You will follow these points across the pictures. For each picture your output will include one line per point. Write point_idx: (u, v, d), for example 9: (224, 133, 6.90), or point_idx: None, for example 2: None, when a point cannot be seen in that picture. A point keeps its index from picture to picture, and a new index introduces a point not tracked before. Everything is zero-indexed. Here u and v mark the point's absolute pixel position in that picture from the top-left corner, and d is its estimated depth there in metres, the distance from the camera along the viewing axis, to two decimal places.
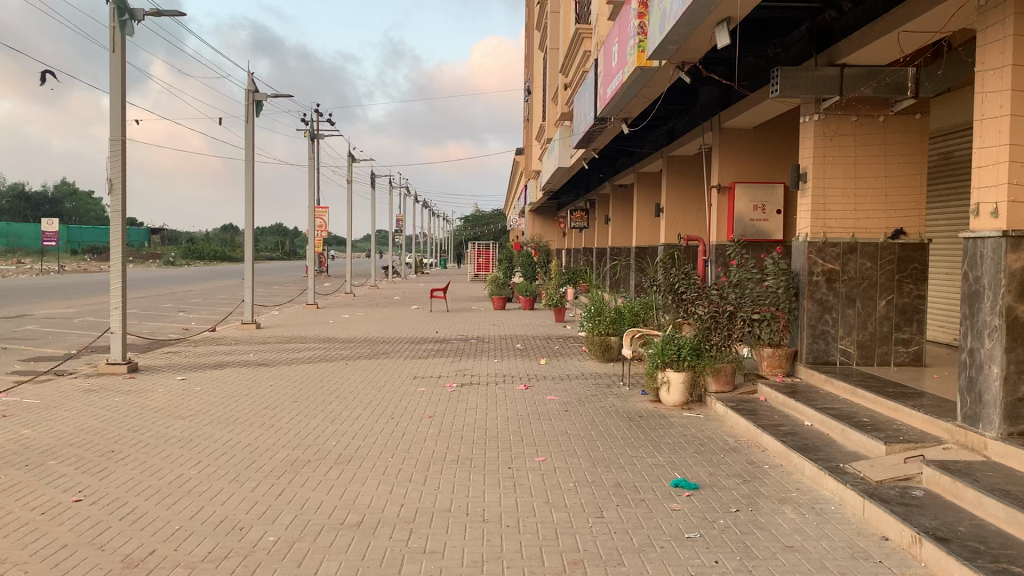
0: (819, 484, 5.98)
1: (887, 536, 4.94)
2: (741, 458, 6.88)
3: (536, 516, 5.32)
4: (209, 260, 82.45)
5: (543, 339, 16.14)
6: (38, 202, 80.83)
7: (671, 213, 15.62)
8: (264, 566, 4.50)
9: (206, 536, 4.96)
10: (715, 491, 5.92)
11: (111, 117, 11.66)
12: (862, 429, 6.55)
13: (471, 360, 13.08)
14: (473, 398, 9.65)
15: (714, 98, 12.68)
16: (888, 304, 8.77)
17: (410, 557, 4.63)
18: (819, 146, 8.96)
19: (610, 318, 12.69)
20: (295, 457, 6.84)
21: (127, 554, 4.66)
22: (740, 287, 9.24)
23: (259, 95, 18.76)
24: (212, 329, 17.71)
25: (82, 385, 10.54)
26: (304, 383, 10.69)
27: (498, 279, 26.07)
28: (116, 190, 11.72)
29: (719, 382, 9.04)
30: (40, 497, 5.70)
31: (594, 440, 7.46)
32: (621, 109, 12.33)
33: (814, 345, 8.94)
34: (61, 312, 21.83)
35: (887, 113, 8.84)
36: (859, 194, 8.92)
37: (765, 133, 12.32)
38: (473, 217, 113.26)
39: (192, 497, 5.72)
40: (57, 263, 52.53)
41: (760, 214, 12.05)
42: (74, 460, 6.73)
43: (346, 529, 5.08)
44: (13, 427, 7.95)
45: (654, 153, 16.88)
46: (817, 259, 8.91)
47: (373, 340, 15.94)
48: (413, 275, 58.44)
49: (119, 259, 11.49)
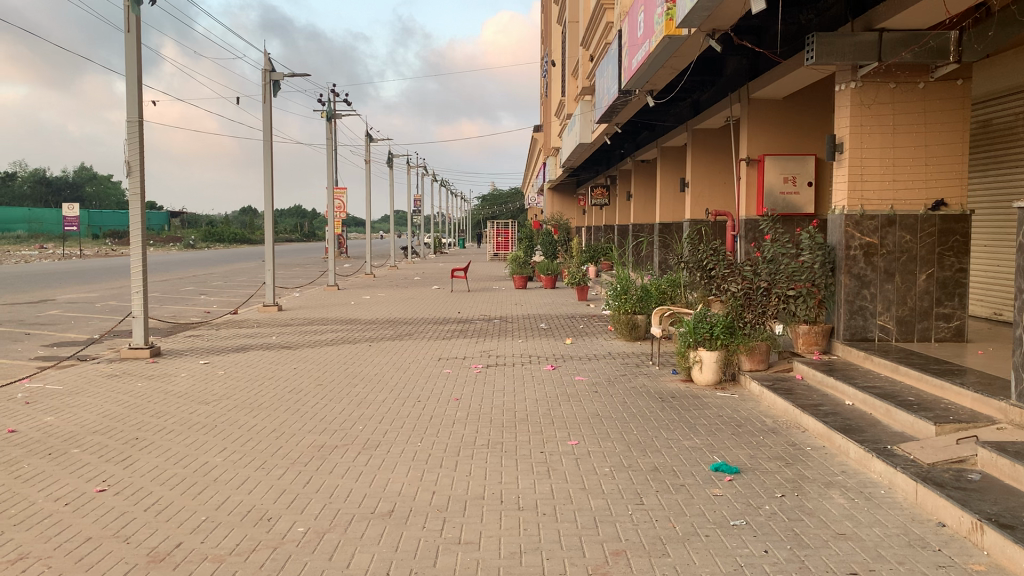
0: (865, 467, 5.75)
1: (943, 523, 4.70)
2: (781, 439, 6.64)
3: (573, 503, 5.12)
4: (229, 242, 82.56)
5: (566, 318, 15.93)
6: (59, 187, 81.05)
7: (698, 188, 15.36)
8: (294, 559, 4.33)
9: (234, 527, 4.80)
10: (758, 475, 5.69)
11: (128, 99, 11.48)
12: (908, 409, 6.31)
13: (495, 340, 12.90)
14: (500, 380, 9.46)
15: (743, 68, 12.33)
16: (929, 278, 8.46)
17: (445, 548, 4.45)
18: (856, 115, 8.62)
19: (637, 297, 12.39)
20: (321, 442, 6.68)
21: (152, 547, 4.51)
22: (774, 264, 9.08)
23: (276, 74, 18.55)
24: (234, 312, 17.64)
25: (105, 370, 10.43)
26: (328, 366, 10.54)
27: (520, 257, 25.60)
28: (135, 173, 11.55)
29: (753, 360, 8.83)
30: (64, 487, 5.57)
31: (627, 422, 7.26)
32: (646, 81, 12.01)
33: (851, 321, 8.65)
34: (83, 297, 21.86)
35: (927, 79, 8.49)
36: (898, 166, 8.59)
37: (796, 103, 12.01)
38: (490, 197, 112.76)
39: (218, 486, 5.56)
40: (78, 248, 52.91)
41: (791, 186, 11.80)
42: (97, 448, 6.60)
43: (377, 518, 4.90)
44: (36, 415, 7.85)
45: (678, 127, 16.56)
46: (854, 232, 8.61)
47: (396, 321, 15.81)
48: (433, 255, 58.41)
49: (139, 243, 11.37)
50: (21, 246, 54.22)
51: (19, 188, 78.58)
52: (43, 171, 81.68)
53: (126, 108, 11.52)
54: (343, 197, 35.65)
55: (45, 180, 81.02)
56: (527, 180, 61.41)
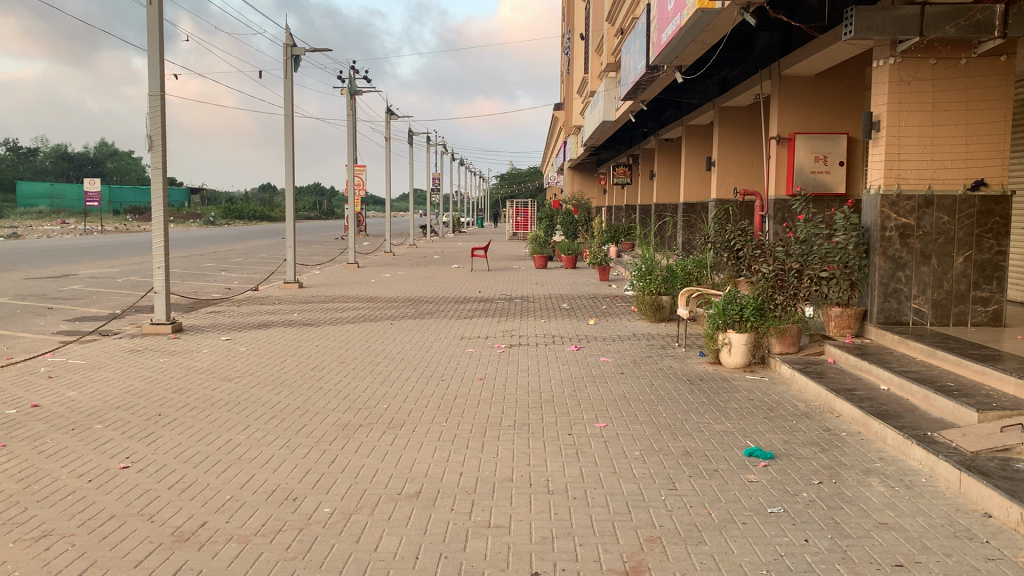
0: (904, 454, 5.58)
1: (990, 514, 4.53)
2: (814, 424, 6.47)
3: (604, 488, 4.99)
4: (249, 219, 82.83)
5: (589, 298, 15.75)
6: (81, 163, 81.51)
7: (724, 168, 15.14)
8: (321, 541, 4.23)
9: (259, 507, 4.71)
10: (793, 461, 5.53)
11: (150, 72, 11.36)
12: (947, 394, 6.13)
13: (517, 320, 12.75)
14: (524, 359, 9.34)
15: (775, 44, 12.05)
16: (967, 260, 8.23)
17: (475, 532, 4.34)
18: (895, 91, 8.35)
19: (662, 277, 12.14)
20: (346, 421, 6.58)
21: (176, 526, 4.43)
22: (807, 245, 8.90)
23: (297, 49, 18.39)
24: (254, 289, 17.57)
25: (127, 345, 10.38)
26: (351, 343, 10.47)
27: (540, 238, 25.39)
28: (156, 147, 11.45)
29: (783, 343, 8.64)
30: (87, 464, 5.50)
31: (656, 405, 7.11)
32: (676, 56, 11.76)
33: (885, 304, 8.45)
34: (105, 272, 21.90)
35: (969, 55, 8.21)
36: (937, 144, 8.33)
37: (828, 81, 11.74)
38: (508, 176, 112.36)
39: (243, 464, 5.48)
40: (100, 223, 53.13)
41: (822, 166, 11.59)
42: (120, 424, 6.53)
43: (404, 499, 4.81)
44: (59, 389, 7.82)
45: (705, 105, 16.30)
46: (890, 213, 8.37)
47: (417, 299, 15.73)
48: (452, 234, 58.39)
49: (161, 218, 11.30)
50: (42, 221, 54.60)
51: (41, 163, 79.05)
52: (65, 147, 81.98)
53: (148, 81, 11.39)
54: (362, 174, 35.59)
55: (66, 156, 81.58)
56: (547, 158, 61.12)
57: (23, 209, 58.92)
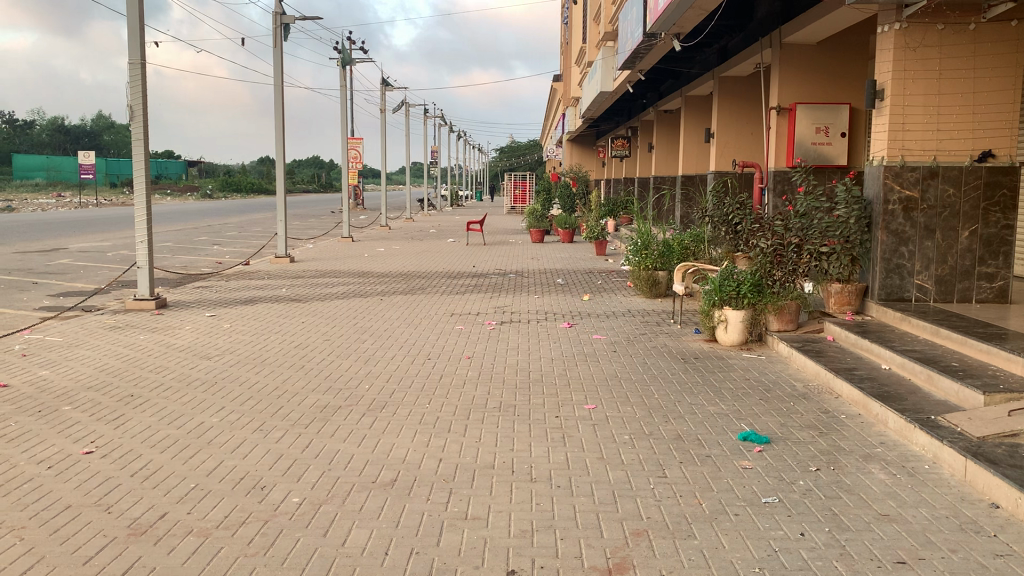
0: (906, 438, 5.33)
1: (997, 504, 4.27)
2: (813, 406, 6.21)
3: (590, 475, 4.73)
4: (246, 192, 82.18)
5: (584, 273, 15.47)
6: (78, 135, 81.02)
7: (724, 138, 14.81)
8: (285, 535, 3.97)
9: (224, 496, 4.45)
10: (790, 446, 5.28)
11: (130, 39, 10.98)
12: (953, 375, 5.86)
13: (510, 295, 12.46)
14: (515, 337, 9.06)
15: (776, 10, 11.63)
16: (972, 235, 7.94)
17: (450, 525, 4.08)
18: (899, 58, 7.97)
19: (658, 252, 11.87)
20: (325, 403, 6.32)
21: (134, 518, 4.17)
22: (807, 219, 8.60)
23: (286, 18, 17.92)
24: (245, 263, 17.24)
25: (108, 322, 10.08)
26: (338, 320, 10.18)
27: (537, 211, 25.03)
28: (137, 118, 11.08)
29: (782, 320, 8.36)
30: (49, 449, 5.23)
31: (648, 385, 6.85)
32: (674, 23, 11.37)
33: (887, 281, 8.17)
34: (95, 245, 21.48)
35: (978, 20, 7.82)
36: (943, 114, 7.98)
37: (830, 49, 11.38)
38: (508, 148, 111.48)
39: (212, 450, 5.22)
40: (95, 195, 52.62)
41: (823, 137, 11.32)
42: (89, 405, 6.27)
43: (378, 489, 4.55)
44: (31, 368, 7.57)
45: (705, 74, 15.92)
46: (893, 185, 8.05)
47: (410, 274, 15.40)
48: (451, 207, 57.89)
49: (143, 190, 10.97)
50: (38, 194, 54.23)
51: (39, 136, 78.51)
52: (61, 119, 81.31)
53: (128, 49, 11.01)
54: (358, 146, 35.07)
55: (63, 129, 80.96)
56: (548, 131, 60.45)
57: (19, 182, 58.48)
